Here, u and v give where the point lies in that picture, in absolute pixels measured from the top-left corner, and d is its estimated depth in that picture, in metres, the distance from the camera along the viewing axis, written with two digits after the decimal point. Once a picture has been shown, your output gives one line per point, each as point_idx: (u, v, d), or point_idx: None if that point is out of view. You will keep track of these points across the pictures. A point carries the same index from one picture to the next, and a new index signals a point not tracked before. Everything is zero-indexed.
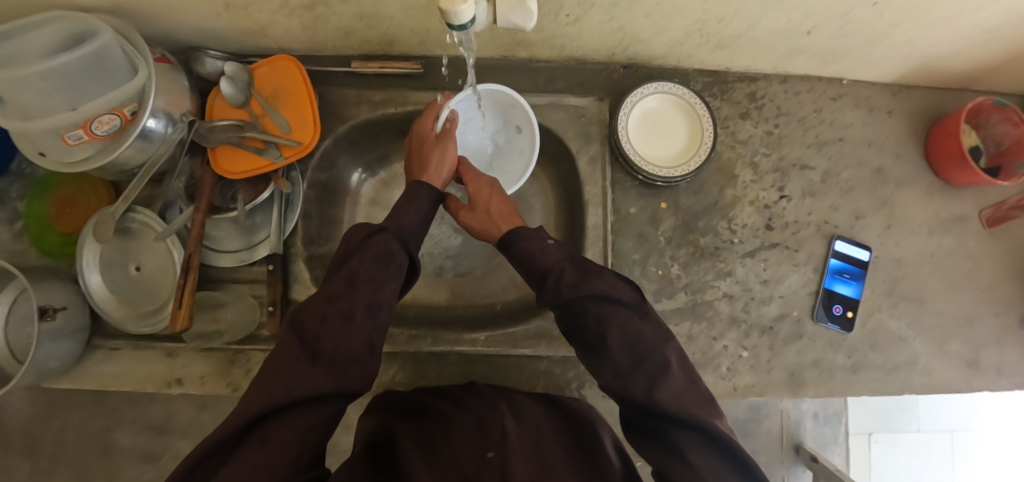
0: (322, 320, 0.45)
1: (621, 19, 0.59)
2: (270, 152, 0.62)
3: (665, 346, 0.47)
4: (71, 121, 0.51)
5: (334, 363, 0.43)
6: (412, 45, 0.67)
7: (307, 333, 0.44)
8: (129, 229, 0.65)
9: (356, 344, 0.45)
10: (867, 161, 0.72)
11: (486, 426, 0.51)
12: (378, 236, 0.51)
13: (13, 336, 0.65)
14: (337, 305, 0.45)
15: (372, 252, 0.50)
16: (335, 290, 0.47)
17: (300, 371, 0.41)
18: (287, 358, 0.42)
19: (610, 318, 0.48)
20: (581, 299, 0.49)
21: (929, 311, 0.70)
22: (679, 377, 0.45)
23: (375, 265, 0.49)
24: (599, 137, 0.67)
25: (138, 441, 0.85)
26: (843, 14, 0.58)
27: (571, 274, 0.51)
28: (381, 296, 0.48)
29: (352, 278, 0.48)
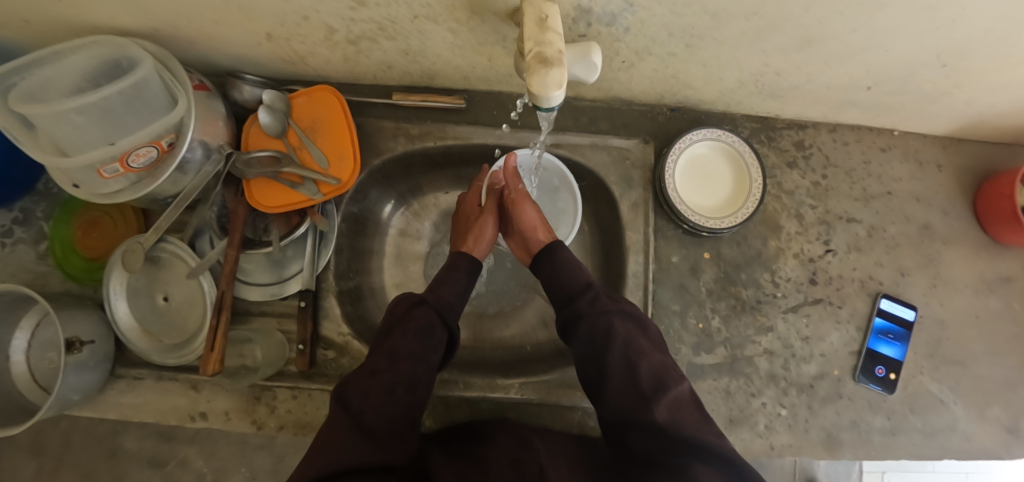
0: (363, 392, 0.48)
1: (675, 67, 0.58)
2: (307, 187, 0.60)
3: (679, 385, 0.50)
4: (108, 156, 0.49)
5: (377, 434, 0.46)
6: (455, 79, 0.65)
7: (353, 404, 0.47)
8: (158, 259, 0.63)
9: (396, 417, 0.49)
10: (915, 216, 0.70)
11: (522, 469, 0.50)
12: (418, 309, 0.56)
13: (35, 361, 0.63)
14: (380, 379, 0.50)
15: (414, 326, 0.54)
16: (377, 364, 0.51)
17: (348, 439, 0.44)
18: (336, 427, 0.45)
19: (634, 347, 0.52)
20: (613, 318, 0.53)
21: (971, 374, 0.68)
22: (685, 415, 0.47)
23: (415, 340, 0.53)
24: (641, 183, 0.66)
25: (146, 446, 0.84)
26: (906, 74, 0.56)
27: (610, 300, 0.55)
28: (418, 372, 0.52)
29: (393, 353, 0.52)
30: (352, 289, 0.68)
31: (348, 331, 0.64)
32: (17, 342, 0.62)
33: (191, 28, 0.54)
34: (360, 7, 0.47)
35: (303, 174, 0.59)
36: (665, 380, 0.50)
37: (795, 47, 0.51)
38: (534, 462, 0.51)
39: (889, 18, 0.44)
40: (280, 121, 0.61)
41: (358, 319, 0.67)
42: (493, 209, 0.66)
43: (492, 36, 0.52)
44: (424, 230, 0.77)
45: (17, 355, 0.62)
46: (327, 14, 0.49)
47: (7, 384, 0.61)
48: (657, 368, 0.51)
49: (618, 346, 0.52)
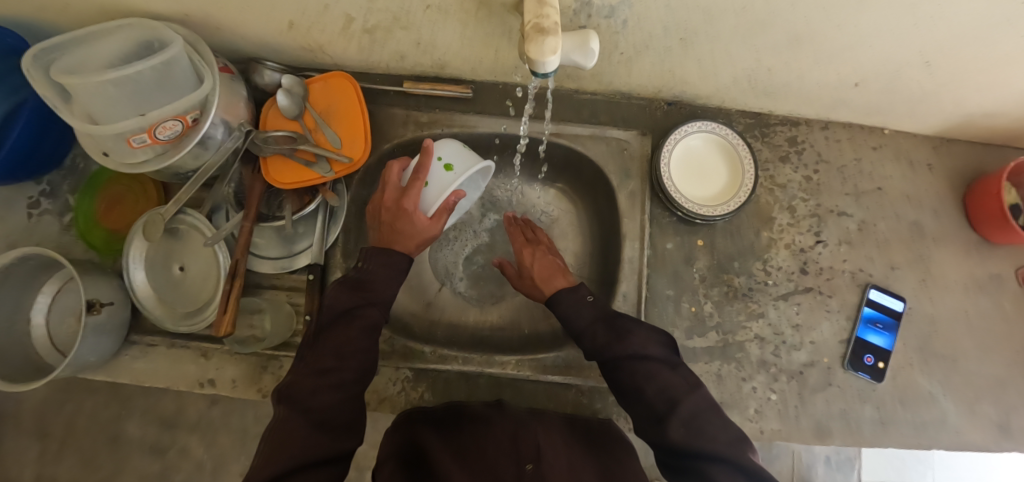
0: (313, 391, 0.48)
1: (672, 62, 0.61)
2: (320, 165, 0.64)
3: (692, 395, 0.50)
4: (137, 126, 0.53)
5: (329, 428, 0.46)
6: (463, 70, 0.68)
7: (302, 403, 0.47)
8: (176, 231, 0.66)
9: (347, 411, 0.48)
10: (905, 214, 0.72)
11: (520, 446, 0.50)
12: (362, 307, 0.54)
13: (54, 325, 0.66)
14: (329, 379, 0.49)
15: (359, 323, 0.53)
16: (324, 363, 0.50)
17: (303, 436, 0.44)
18: (290, 428, 0.44)
19: (640, 372, 0.52)
20: (616, 356, 0.53)
21: (961, 369, 0.69)
22: (696, 429, 0.48)
23: (362, 337, 0.52)
24: (639, 173, 0.69)
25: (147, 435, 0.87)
26: (892, 72, 0.58)
27: (620, 334, 0.55)
28: (368, 366, 0.52)
29: (339, 350, 0.51)
30: None
31: None
32: (39, 305, 0.66)
33: (219, 14, 0.58)
34: None
35: (319, 154, 0.63)
36: (674, 395, 0.50)
37: (784, 45, 0.54)
38: (531, 441, 0.51)
39: (873, 16, 0.47)
40: (291, 105, 0.65)
41: None
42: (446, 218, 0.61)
43: (499, 28, 0.56)
44: None
45: (39, 318, 0.65)
46: (347, 4, 0.53)
47: (28, 345, 0.64)
48: (665, 387, 0.50)
49: (624, 374, 0.52)
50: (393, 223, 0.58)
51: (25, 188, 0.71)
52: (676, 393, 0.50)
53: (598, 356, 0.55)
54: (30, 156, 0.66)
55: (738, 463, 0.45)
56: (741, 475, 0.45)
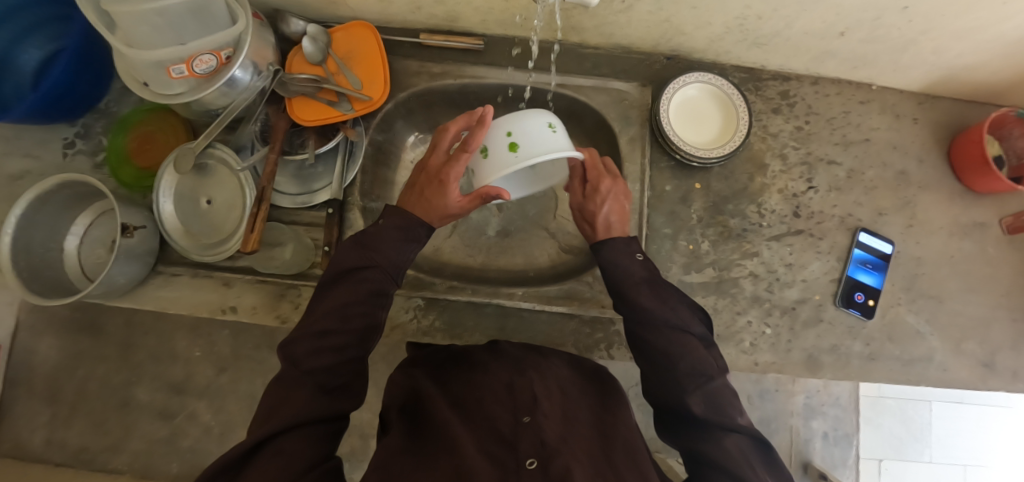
0: (315, 352, 0.48)
1: (669, 10, 0.65)
2: (342, 104, 0.69)
3: (721, 376, 0.48)
4: (177, 55, 0.58)
5: (330, 388, 0.47)
6: (475, 23, 0.73)
7: (303, 362, 0.47)
8: (204, 166, 0.71)
9: (347, 372, 0.49)
10: (891, 163, 0.76)
11: (516, 394, 0.48)
12: (368, 270, 0.53)
13: (85, 255, 0.71)
14: (332, 340, 0.49)
15: (367, 286, 0.52)
16: (327, 323, 0.49)
17: (306, 393, 0.45)
18: (292, 387, 0.45)
19: (657, 334, 0.51)
20: (656, 320, 0.51)
21: (947, 309, 0.72)
22: (717, 403, 0.46)
23: (365, 299, 0.52)
24: (638, 120, 0.73)
25: (158, 399, 0.76)
26: (874, 18, 0.63)
27: (651, 295, 0.53)
28: (370, 327, 0.52)
29: (344, 311, 0.51)
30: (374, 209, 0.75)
31: None
32: (74, 232, 0.70)
33: None
34: None
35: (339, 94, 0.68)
36: (693, 364, 0.48)
37: None
38: (528, 391, 0.49)
39: None
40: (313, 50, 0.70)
41: None
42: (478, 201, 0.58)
43: None
44: None
45: (71, 244, 0.70)
46: None
47: (60, 270, 0.68)
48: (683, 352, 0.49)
49: (658, 338, 0.50)
50: (425, 193, 0.57)
51: (61, 130, 0.76)
52: (709, 369, 0.48)
53: (633, 313, 0.53)
54: (70, 96, 0.70)
55: (753, 436, 0.45)
56: (751, 444, 0.45)
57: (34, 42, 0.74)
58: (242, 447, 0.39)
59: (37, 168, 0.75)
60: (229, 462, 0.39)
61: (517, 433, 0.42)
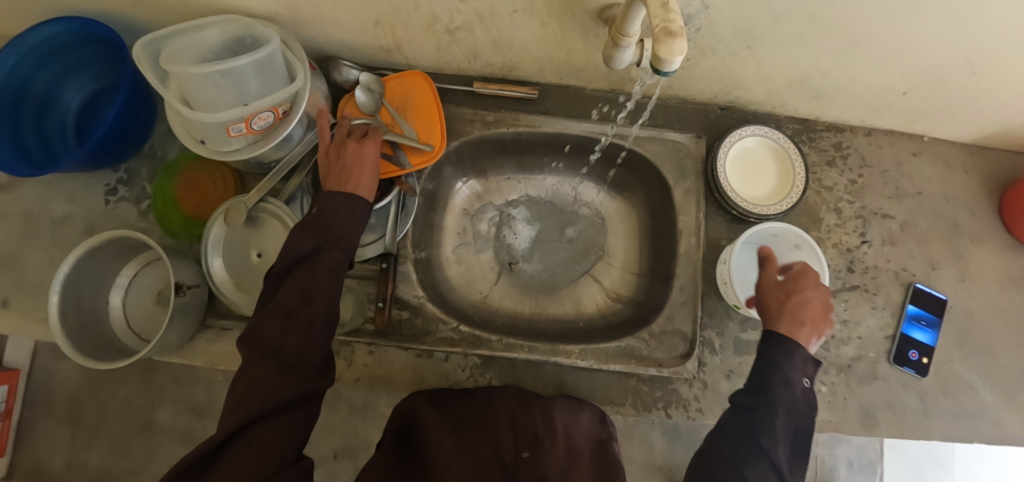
0: (281, 341, 0.45)
1: (734, 67, 0.65)
2: (399, 158, 0.67)
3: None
4: (239, 115, 0.56)
5: (303, 372, 0.46)
6: (530, 72, 0.72)
7: (268, 354, 0.44)
8: (255, 219, 0.69)
9: (318, 353, 0.48)
10: (944, 215, 0.76)
11: (518, 426, 0.53)
12: (329, 248, 0.51)
13: (131, 307, 0.69)
14: (295, 327, 0.46)
15: (328, 263, 0.50)
16: (289, 305, 0.47)
17: (269, 386, 0.42)
18: (259, 382, 0.43)
19: (756, 440, 0.46)
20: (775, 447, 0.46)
21: (999, 363, 0.72)
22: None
23: (328, 279, 0.49)
24: (694, 172, 0.72)
25: (179, 421, 0.86)
26: (938, 79, 0.63)
27: (785, 421, 0.47)
28: (332, 309, 0.49)
29: (306, 292, 0.48)
30: (424, 259, 0.74)
31: (422, 293, 0.70)
32: (119, 283, 0.69)
33: (311, 12, 0.62)
34: None
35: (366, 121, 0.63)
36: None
37: (843, 51, 0.59)
38: (529, 422, 0.53)
39: (932, 26, 0.53)
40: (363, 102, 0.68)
41: (429, 285, 0.72)
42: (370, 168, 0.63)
43: (577, 30, 0.60)
44: (486, 211, 0.83)
45: (117, 297, 0.68)
46: (438, 4, 0.57)
47: (107, 325, 0.66)
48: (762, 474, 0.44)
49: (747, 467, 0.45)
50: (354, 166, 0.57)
51: (105, 175, 0.75)
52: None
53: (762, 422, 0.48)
54: (121, 140, 0.69)
55: None
56: None
57: (76, 82, 0.73)
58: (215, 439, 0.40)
59: (80, 214, 0.74)
60: (198, 459, 0.39)
61: (518, 466, 0.48)
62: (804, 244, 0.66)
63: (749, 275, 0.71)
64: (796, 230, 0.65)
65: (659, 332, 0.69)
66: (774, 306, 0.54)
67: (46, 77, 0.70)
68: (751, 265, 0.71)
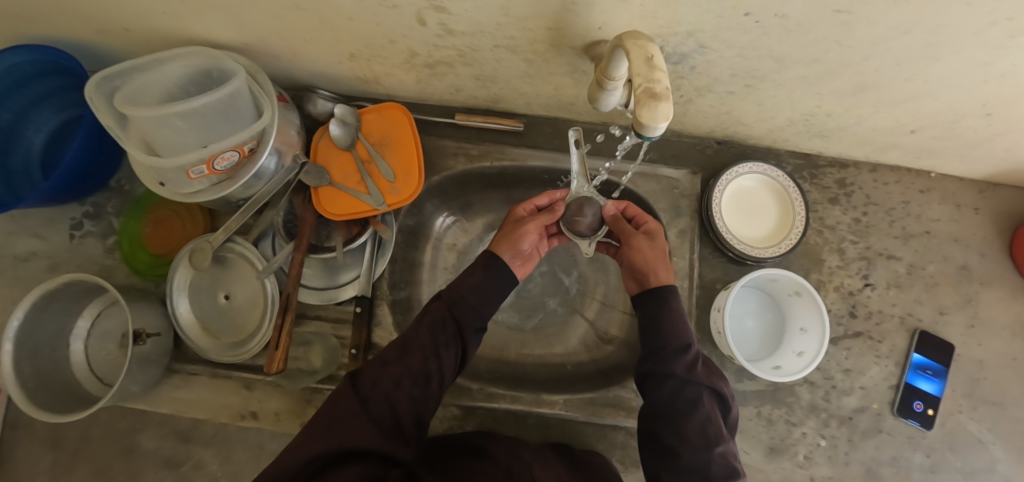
0: (375, 382, 0.52)
1: (732, 104, 0.61)
2: (373, 197, 0.63)
3: (716, 448, 0.49)
4: (198, 158, 0.52)
5: (385, 426, 0.49)
6: (516, 105, 0.68)
7: (364, 389, 0.51)
8: (224, 259, 0.66)
9: (402, 410, 0.51)
10: (953, 257, 0.72)
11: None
12: (434, 305, 0.58)
13: (94, 351, 0.66)
14: (390, 370, 0.52)
15: (427, 319, 0.56)
16: (388, 355, 0.54)
17: (356, 424, 0.48)
18: (345, 410, 0.49)
19: (686, 399, 0.51)
20: (697, 386, 0.51)
21: (1011, 417, 0.68)
22: (683, 439, 0.49)
23: (426, 336, 0.55)
24: (689, 211, 0.68)
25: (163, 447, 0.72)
26: (951, 120, 0.58)
27: (702, 366, 0.53)
28: (429, 366, 0.54)
29: (404, 344, 0.55)
30: (403, 299, 0.70)
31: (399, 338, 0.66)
32: (80, 329, 0.65)
33: (281, 44, 0.58)
34: (447, 35, 0.52)
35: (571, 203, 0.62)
36: (712, 439, 0.49)
37: (849, 92, 0.55)
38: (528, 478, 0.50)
39: (946, 69, 0.49)
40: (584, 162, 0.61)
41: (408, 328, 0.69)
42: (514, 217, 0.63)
43: (564, 68, 0.56)
44: (470, 245, 0.79)
45: (78, 344, 0.65)
46: (414, 40, 0.53)
47: (68, 373, 0.63)
48: (709, 422, 0.50)
49: (688, 405, 0.50)
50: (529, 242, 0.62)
51: (69, 209, 0.71)
52: (713, 441, 0.49)
53: (665, 364, 0.52)
54: (86, 175, 0.66)
55: None
56: None
57: (43, 112, 0.70)
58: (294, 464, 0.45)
59: (44, 250, 0.70)
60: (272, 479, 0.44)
61: None
62: (804, 291, 0.62)
63: (743, 320, 0.67)
64: (794, 277, 0.61)
65: None
66: (640, 244, 0.58)
67: (10, 107, 0.67)
68: (746, 311, 0.68)
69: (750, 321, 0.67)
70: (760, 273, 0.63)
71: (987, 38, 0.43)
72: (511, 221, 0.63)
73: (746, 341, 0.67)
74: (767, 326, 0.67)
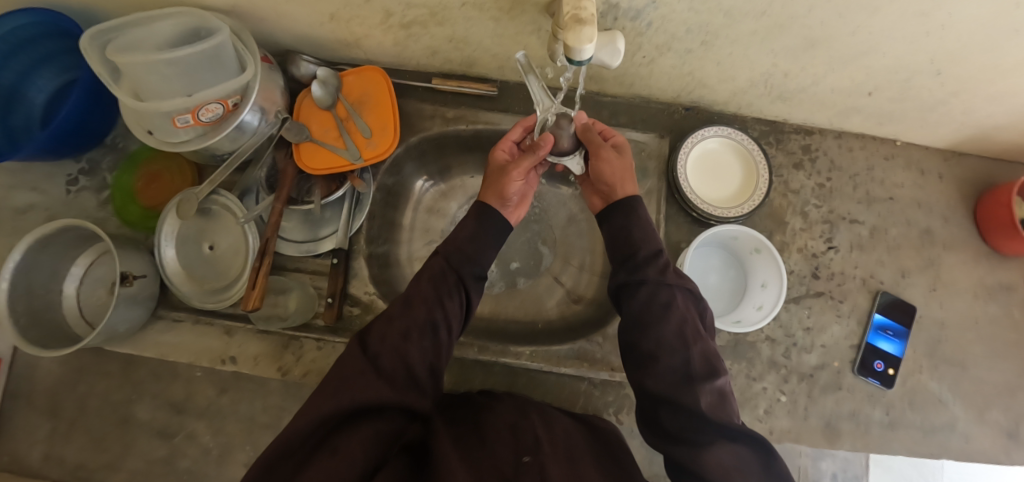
0: (382, 338, 0.51)
1: (692, 65, 0.64)
2: (350, 152, 0.67)
3: (693, 348, 0.50)
4: (183, 106, 0.56)
5: (396, 381, 0.49)
6: (490, 68, 0.72)
7: (372, 347, 0.50)
8: (208, 211, 0.69)
9: (412, 362, 0.50)
10: (917, 221, 0.73)
11: (519, 437, 0.50)
12: (433, 260, 0.58)
13: (84, 296, 0.69)
14: (396, 325, 0.52)
15: (428, 274, 0.56)
16: (392, 310, 0.53)
17: (366, 380, 0.47)
18: (352, 370, 0.47)
19: (661, 305, 0.52)
20: (660, 286, 0.53)
21: (971, 377, 0.68)
22: (657, 341, 0.51)
23: (430, 290, 0.54)
24: (655, 172, 0.70)
25: (157, 416, 0.76)
26: (904, 80, 0.60)
27: (675, 271, 0.55)
28: (434, 316, 0.53)
29: (407, 299, 0.54)
30: (381, 255, 0.73)
31: (373, 290, 0.69)
32: (74, 272, 0.69)
33: (265, 6, 0.62)
34: None
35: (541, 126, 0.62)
36: (689, 340, 0.50)
37: (801, 49, 0.57)
38: (531, 432, 0.51)
39: (888, 23, 0.50)
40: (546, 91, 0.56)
41: (383, 282, 0.71)
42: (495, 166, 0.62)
43: (529, 26, 0.59)
44: (448, 208, 0.82)
45: (71, 287, 0.68)
46: None
47: (57, 316, 0.66)
48: (685, 322, 0.51)
49: (659, 309, 0.52)
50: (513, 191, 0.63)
51: (66, 166, 0.75)
52: (684, 338, 0.50)
53: (635, 270, 0.55)
54: (81, 132, 0.70)
55: (682, 405, 0.47)
56: (679, 413, 0.47)
57: (45, 74, 0.74)
58: (306, 424, 0.43)
59: (42, 203, 0.74)
60: (284, 446, 0.43)
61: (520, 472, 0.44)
62: (763, 247, 0.64)
63: (706, 277, 0.69)
64: (752, 233, 0.63)
65: (613, 335, 0.68)
66: (608, 156, 0.59)
67: (14, 68, 0.71)
68: (711, 269, 0.70)
69: (714, 277, 0.69)
70: (720, 229, 0.65)
71: None
72: (494, 169, 0.62)
73: (710, 297, 0.68)
74: (728, 283, 0.69)
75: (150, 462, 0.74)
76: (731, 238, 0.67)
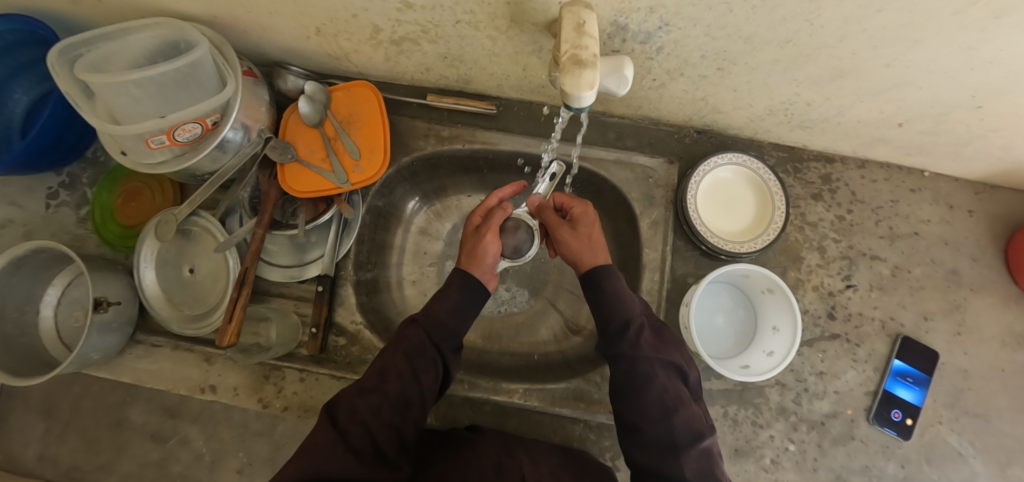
0: (352, 411, 0.47)
1: (706, 90, 0.59)
2: (337, 175, 0.63)
3: (679, 413, 0.48)
4: (157, 127, 0.52)
5: (365, 458, 0.45)
6: (489, 86, 0.67)
7: (341, 420, 0.46)
8: (189, 232, 0.67)
9: (381, 440, 0.47)
10: (942, 261, 0.68)
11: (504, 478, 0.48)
12: (409, 328, 0.54)
13: (62, 318, 0.66)
14: (368, 399, 0.48)
15: (404, 345, 0.53)
16: (365, 383, 0.50)
17: (334, 454, 0.43)
18: (319, 443, 0.44)
19: (641, 375, 0.50)
20: (650, 359, 0.51)
21: (995, 430, 0.64)
22: (638, 409, 0.49)
23: (405, 360, 0.51)
24: (662, 201, 0.66)
25: (150, 420, 0.68)
26: (939, 114, 0.55)
27: (650, 335, 0.52)
28: (408, 393, 0.50)
29: (382, 371, 0.51)
30: (369, 280, 0.70)
31: (360, 319, 0.65)
32: (49, 298, 0.66)
33: (247, 18, 0.57)
34: (407, 9, 0.50)
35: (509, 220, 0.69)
36: (671, 407, 0.49)
37: (827, 78, 0.52)
38: (517, 474, 0.48)
39: (926, 54, 0.45)
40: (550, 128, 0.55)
41: (371, 310, 0.68)
42: (471, 225, 0.62)
43: (530, 46, 0.54)
44: (443, 230, 0.78)
45: (48, 309, 0.66)
46: (375, 14, 0.52)
47: (33, 338, 0.64)
48: (668, 390, 0.49)
49: (640, 378, 0.50)
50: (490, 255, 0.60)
51: (46, 179, 0.72)
52: (669, 403, 0.49)
53: (609, 345, 0.53)
54: (59, 146, 0.66)
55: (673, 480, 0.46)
56: None
57: (23, 83, 0.70)
58: None
59: (20, 218, 0.71)
60: None
61: None
62: (776, 288, 0.59)
63: (713, 317, 0.66)
64: (765, 272, 0.59)
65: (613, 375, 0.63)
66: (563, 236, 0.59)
67: None
68: (720, 307, 0.66)
69: (722, 318, 0.66)
70: (733, 267, 0.59)
71: (967, 19, 0.39)
72: (470, 233, 0.62)
73: (717, 338, 0.64)
74: (737, 323, 0.65)
75: (140, 467, 0.66)
76: (747, 277, 0.62)
